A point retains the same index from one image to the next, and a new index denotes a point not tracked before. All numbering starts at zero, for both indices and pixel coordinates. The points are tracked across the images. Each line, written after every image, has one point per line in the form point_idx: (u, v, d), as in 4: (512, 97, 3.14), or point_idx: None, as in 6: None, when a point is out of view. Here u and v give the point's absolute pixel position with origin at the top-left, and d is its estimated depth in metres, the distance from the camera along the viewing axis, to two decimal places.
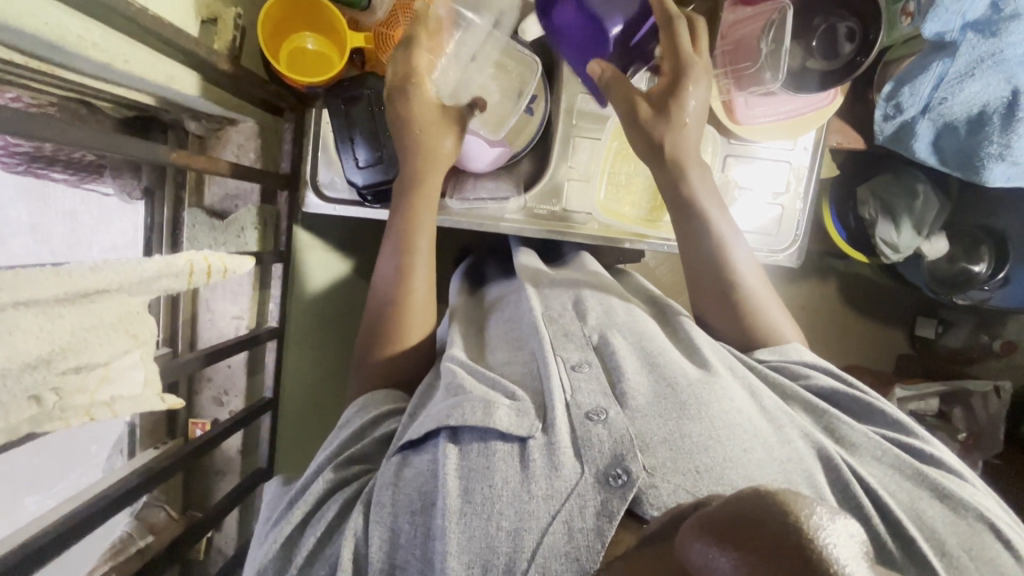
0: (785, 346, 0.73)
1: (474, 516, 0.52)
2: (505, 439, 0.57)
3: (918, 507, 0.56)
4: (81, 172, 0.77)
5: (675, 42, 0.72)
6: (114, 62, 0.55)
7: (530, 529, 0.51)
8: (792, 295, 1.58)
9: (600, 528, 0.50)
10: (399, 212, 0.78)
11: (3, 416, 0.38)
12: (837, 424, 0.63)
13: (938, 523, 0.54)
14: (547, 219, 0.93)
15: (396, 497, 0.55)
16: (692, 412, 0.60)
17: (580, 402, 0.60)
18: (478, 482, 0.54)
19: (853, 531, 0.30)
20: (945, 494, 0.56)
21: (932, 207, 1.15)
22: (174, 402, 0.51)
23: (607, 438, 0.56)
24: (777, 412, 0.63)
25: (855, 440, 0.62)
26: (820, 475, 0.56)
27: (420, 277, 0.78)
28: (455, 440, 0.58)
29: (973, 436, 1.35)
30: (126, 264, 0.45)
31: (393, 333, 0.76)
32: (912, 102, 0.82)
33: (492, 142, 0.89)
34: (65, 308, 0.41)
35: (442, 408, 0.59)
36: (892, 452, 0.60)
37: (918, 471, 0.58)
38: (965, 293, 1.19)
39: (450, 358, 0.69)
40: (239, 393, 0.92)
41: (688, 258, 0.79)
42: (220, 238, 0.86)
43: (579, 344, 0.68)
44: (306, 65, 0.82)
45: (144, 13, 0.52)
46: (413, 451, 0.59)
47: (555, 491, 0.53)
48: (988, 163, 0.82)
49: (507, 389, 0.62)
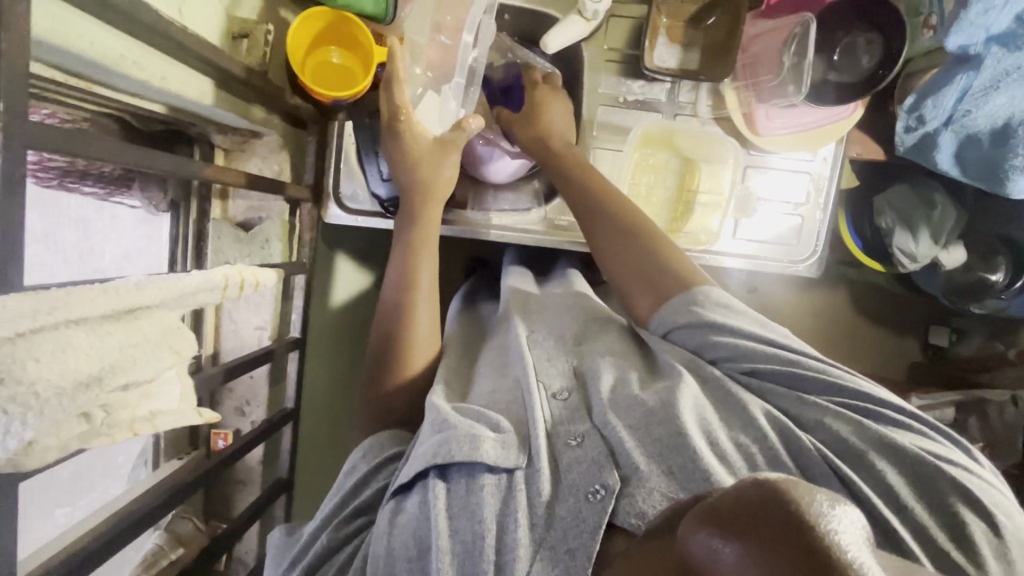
0: (721, 300, 0.69)
1: (466, 554, 0.52)
2: (492, 471, 0.57)
3: (875, 468, 0.54)
4: (109, 186, 0.78)
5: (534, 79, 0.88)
6: (152, 79, 0.56)
7: (519, 559, 0.51)
8: (805, 303, 1.58)
9: (586, 546, 0.51)
10: (401, 245, 0.80)
11: (54, 435, 0.37)
12: (778, 399, 0.61)
13: (907, 493, 0.52)
14: (568, 230, 0.94)
15: (390, 541, 0.56)
16: (657, 415, 0.59)
17: (560, 429, 0.60)
18: (467, 521, 0.54)
19: (854, 520, 0.30)
20: (898, 450, 0.54)
21: (948, 217, 1.15)
22: (210, 416, 0.52)
23: (585, 459, 0.57)
24: (738, 398, 0.61)
25: (804, 417, 0.59)
26: (785, 455, 0.56)
27: (422, 305, 0.78)
28: (444, 478, 0.58)
29: (991, 446, 1.33)
30: (167, 280, 0.46)
31: (398, 368, 0.76)
32: (935, 114, 0.82)
33: (514, 154, 0.90)
34: (112, 325, 0.41)
35: (428, 446, 0.59)
36: (846, 415, 0.58)
37: (863, 428, 0.56)
38: (981, 303, 1.20)
39: (435, 394, 0.68)
40: (261, 403, 0.93)
41: (607, 233, 0.78)
42: (245, 250, 0.89)
43: (561, 369, 0.68)
44: (331, 78, 0.81)
45: (184, 31, 0.53)
46: (404, 495, 0.60)
47: (538, 521, 0.53)
48: (1012, 175, 0.82)
49: (491, 421, 0.61)
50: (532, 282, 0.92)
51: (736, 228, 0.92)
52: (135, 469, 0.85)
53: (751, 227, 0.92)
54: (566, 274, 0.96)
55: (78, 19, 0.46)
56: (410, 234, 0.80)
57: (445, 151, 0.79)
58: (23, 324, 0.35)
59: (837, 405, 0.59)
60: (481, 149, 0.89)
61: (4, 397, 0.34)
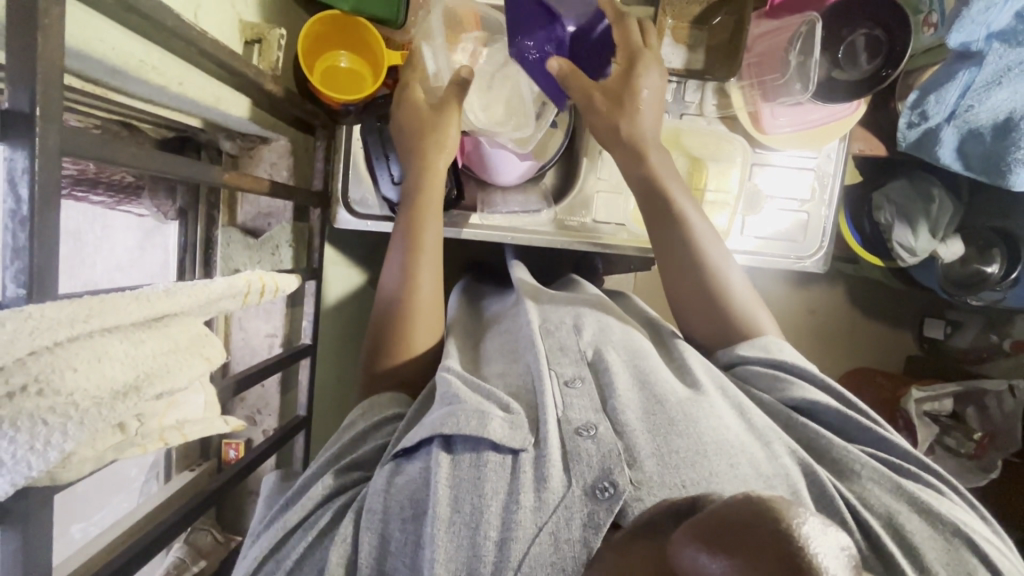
0: (764, 340, 0.74)
1: (463, 525, 0.52)
2: (497, 450, 0.57)
3: (897, 520, 0.56)
4: (119, 194, 0.77)
5: (626, 37, 0.78)
6: (170, 85, 0.56)
7: (517, 539, 0.51)
8: (804, 299, 1.60)
9: (586, 539, 0.51)
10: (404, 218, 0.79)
11: (90, 446, 0.37)
12: (813, 438, 0.64)
13: (917, 535, 0.54)
14: (577, 230, 0.94)
15: (387, 501, 0.55)
16: (680, 427, 0.61)
17: (571, 417, 0.61)
18: (468, 491, 0.54)
19: (842, 544, 0.31)
20: (923, 507, 0.56)
21: (946, 210, 1.17)
22: (236, 423, 0.50)
23: (596, 453, 0.57)
24: (766, 430, 0.63)
25: (834, 458, 0.62)
26: (802, 486, 0.57)
27: (426, 276, 0.78)
28: (448, 449, 0.58)
29: (990, 435, 1.35)
30: (189, 287, 0.44)
31: (400, 342, 0.75)
32: (938, 109, 0.85)
33: (521, 156, 0.89)
34: (144, 332, 0.40)
35: (436, 416, 0.59)
36: (878, 468, 0.60)
37: (897, 485, 0.58)
38: (978, 294, 1.22)
39: (446, 369, 0.68)
40: (272, 412, 0.92)
41: (658, 245, 0.80)
42: (255, 256, 0.87)
43: (574, 359, 0.69)
44: (340, 82, 0.81)
45: (204, 36, 0.52)
46: (406, 459, 0.60)
47: (542, 503, 0.53)
48: (1015, 168, 0.83)
49: (502, 401, 0.62)
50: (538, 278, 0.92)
51: (745, 226, 0.93)
52: (147, 483, 0.84)
53: (757, 223, 0.93)
54: (571, 281, 0.97)
55: (100, 23, 0.46)
56: (414, 209, 0.79)
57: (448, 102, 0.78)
58: (61, 333, 0.35)
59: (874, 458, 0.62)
60: (488, 150, 0.89)
61: (44, 408, 0.33)
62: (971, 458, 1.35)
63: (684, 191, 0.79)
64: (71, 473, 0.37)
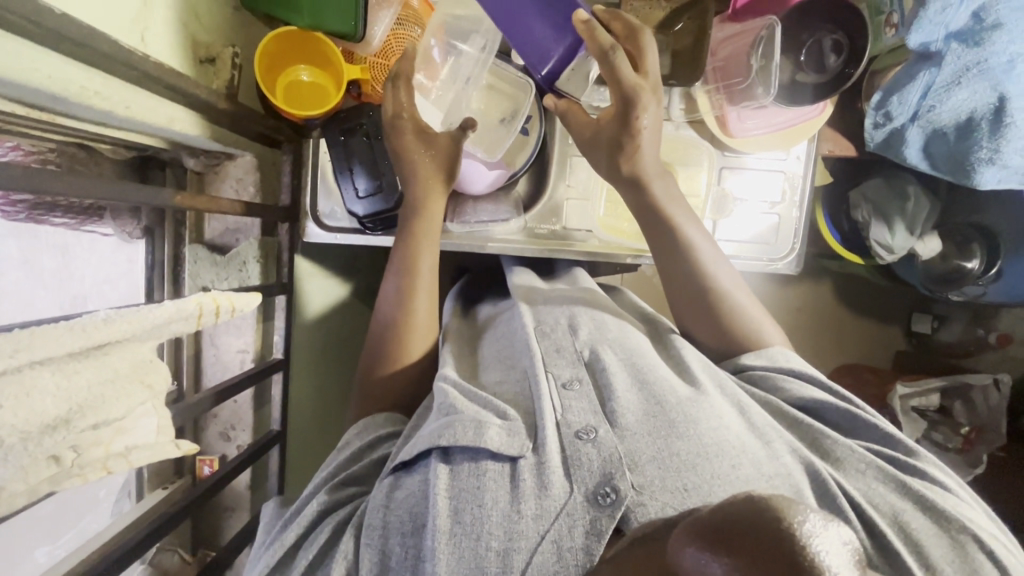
0: (772, 350, 0.74)
1: (464, 536, 0.52)
2: (495, 458, 0.58)
3: (901, 518, 0.57)
4: (81, 215, 0.77)
5: (616, 76, 0.71)
6: (116, 108, 0.56)
7: (520, 550, 0.51)
8: (789, 298, 1.60)
9: (588, 547, 0.51)
10: (402, 241, 0.80)
11: (21, 480, 0.37)
12: (814, 434, 0.65)
13: (922, 535, 0.55)
14: (548, 238, 0.94)
15: (388, 515, 0.56)
16: (681, 430, 0.60)
17: (570, 421, 0.61)
18: (468, 500, 0.54)
19: (844, 538, 0.31)
20: (929, 505, 0.57)
21: (921, 209, 1.17)
22: (189, 448, 0.50)
23: (596, 457, 0.57)
24: (766, 428, 0.63)
25: (842, 459, 0.62)
26: (806, 489, 0.57)
27: (424, 295, 0.79)
28: (447, 461, 0.58)
29: (977, 429, 1.35)
30: (133, 314, 0.44)
31: (398, 355, 0.77)
32: (901, 111, 0.85)
33: (490, 165, 0.90)
34: (79, 363, 0.40)
35: (434, 428, 0.59)
36: (877, 463, 0.61)
37: (902, 483, 0.59)
38: (960, 289, 1.21)
39: (443, 378, 0.68)
40: (246, 428, 0.91)
41: (659, 260, 0.80)
42: (222, 273, 0.86)
43: (571, 360, 0.68)
44: (302, 96, 0.82)
45: (146, 60, 0.53)
46: (405, 472, 0.60)
47: (543, 510, 0.53)
48: (979, 167, 0.83)
49: (499, 408, 0.62)
50: (536, 280, 0.92)
51: (715, 229, 0.92)
52: (119, 502, 0.83)
53: (727, 228, 0.93)
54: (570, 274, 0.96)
55: (35, 54, 0.46)
56: (413, 234, 0.80)
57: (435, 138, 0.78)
58: None
59: (882, 457, 0.63)
60: None
61: None
62: (959, 452, 1.34)
63: (684, 212, 0.80)
64: (3, 508, 0.37)
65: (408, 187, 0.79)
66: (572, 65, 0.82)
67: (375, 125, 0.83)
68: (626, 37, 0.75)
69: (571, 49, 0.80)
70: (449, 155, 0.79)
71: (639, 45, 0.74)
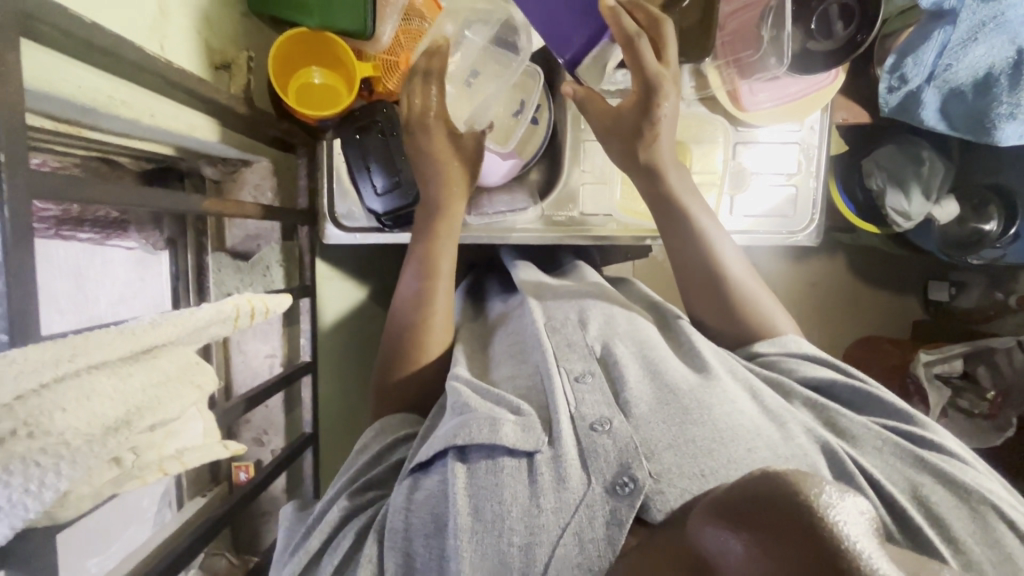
0: (785, 339, 0.74)
1: (486, 533, 0.52)
2: (512, 454, 0.57)
3: (919, 492, 0.56)
4: (106, 230, 0.76)
5: (639, 65, 0.71)
6: (142, 117, 0.56)
7: (542, 543, 0.51)
8: (804, 273, 1.59)
9: (610, 537, 0.51)
10: (421, 239, 0.80)
11: (87, 483, 0.38)
12: (829, 414, 0.64)
13: (942, 507, 0.55)
14: (565, 225, 0.94)
15: (409, 518, 0.56)
16: (695, 416, 0.60)
17: (584, 414, 0.60)
18: (487, 498, 0.54)
19: (860, 509, 0.34)
20: (946, 477, 0.57)
21: (937, 171, 1.16)
22: (238, 448, 0.50)
23: (612, 447, 0.56)
24: (780, 411, 0.63)
25: (858, 438, 0.62)
26: (823, 469, 0.57)
27: (442, 294, 0.79)
28: (463, 459, 0.58)
29: (1003, 393, 1.31)
30: (179, 317, 0.45)
31: (413, 356, 0.77)
32: (917, 71, 0.84)
33: (504, 156, 0.90)
34: (131, 366, 0.40)
35: (449, 428, 0.59)
36: (892, 439, 0.61)
37: (918, 458, 0.59)
38: (978, 253, 1.22)
39: (454, 378, 0.68)
40: (279, 431, 0.92)
41: (669, 245, 0.80)
42: (246, 280, 0.88)
43: (583, 354, 0.68)
44: (315, 98, 0.82)
45: (171, 67, 0.53)
46: (423, 473, 0.60)
47: (562, 504, 0.53)
48: (999, 124, 0.84)
49: (512, 405, 0.62)
50: (541, 275, 0.92)
51: (732, 205, 0.92)
52: (160, 513, 0.84)
53: (746, 202, 0.92)
54: (575, 266, 0.98)
55: (63, 65, 0.46)
56: (425, 237, 0.80)
57: (462, 137, 0.79)
58: (46, 375, 0.35)
59: (897, 434, 0.63)
60: None
61: (35, 449, 0.34)
62: (986, 418, 1.32)
63: (691, 195, 0.79)
64: (70, 512, 0.38)
65: (425, 187, 0.80)
66: (595, 51, 0.81)
67: (389, 122, 0.83)
68: (648, 26, 0.74)
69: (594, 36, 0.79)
70: (471, 159, 0.81)
71: (663, 33, 0.73)
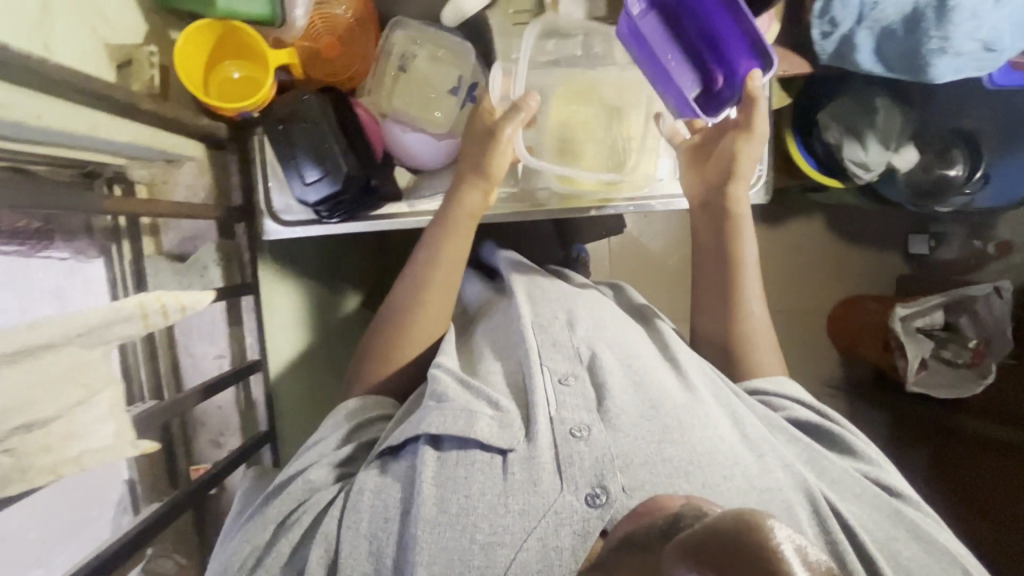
0: (779, 379, 0.76)
1: (449, 525, 0.56)
2: (485, 448, 0.61)
3: (894, 545, 0.60)
4: (31, 240, 0.72)
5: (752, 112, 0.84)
6: (29, 120, 0.55)
7: (506, 544, 0.55)
8: (781, 237, 1.56)
9: (574, 547, 0.54)
10: (438, 231, 0.80)
11: None
12: (814, 456, 0.67)
13: (910, 560, 0.59)
14: (507, 202, 0.92)
15: (372, 503, 0.60)
16: (675, 435, 0.62)
17: (565, 418, 0.62)
18: (454, 492, 0.58)
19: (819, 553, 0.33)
20: (919, 533, 0.61)
21: (894, 119, 1.14)
22: (147, 446, 0.52)
23: (588, 457, 0.59)
24: (759, 441, 0.65)
25: (839, 485, 0.65)
26: (798, 506, 0.59)
27: (437, 285, 0.79)
28: (436, 446, 0.62)
29: (985, 342, 1.30)
30: (68, 317, 0.45)
31: (398, 336, 0.77)
32: (845, 13, 0.84)
33: (440, 136, 0.90)
34: (7, 368, 0.40)
35: (424, 415, 0.63)
36: (871, 489, 0.65)
37: (895, 510, 0.63)
38: (945, 200, 1.21)
39: (438, 366, 0.69)
40: (235, 431, 0.93)
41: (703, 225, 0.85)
42: (185, 282, 0.87)
43: (568, 356, 0.69)
44: (234, 93, 0.80)
45: (54, 67, 0.53)
46: (392, 457, 0.64)
47: (530, 507, 0.56)
48: (932, 59, 0.83)
49: (491, 397, 0.65)
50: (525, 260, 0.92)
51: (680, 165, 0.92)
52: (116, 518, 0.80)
53: None
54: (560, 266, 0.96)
55: None
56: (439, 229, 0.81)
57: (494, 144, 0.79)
58: None
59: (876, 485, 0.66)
60: (405, 136, 0.90)
61: None
62: (969, 367, 1.31)
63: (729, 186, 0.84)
64: None
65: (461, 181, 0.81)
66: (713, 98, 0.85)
67: (310, 110, 0.81)
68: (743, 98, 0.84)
69: (733, 74, 0.84)
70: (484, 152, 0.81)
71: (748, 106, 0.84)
